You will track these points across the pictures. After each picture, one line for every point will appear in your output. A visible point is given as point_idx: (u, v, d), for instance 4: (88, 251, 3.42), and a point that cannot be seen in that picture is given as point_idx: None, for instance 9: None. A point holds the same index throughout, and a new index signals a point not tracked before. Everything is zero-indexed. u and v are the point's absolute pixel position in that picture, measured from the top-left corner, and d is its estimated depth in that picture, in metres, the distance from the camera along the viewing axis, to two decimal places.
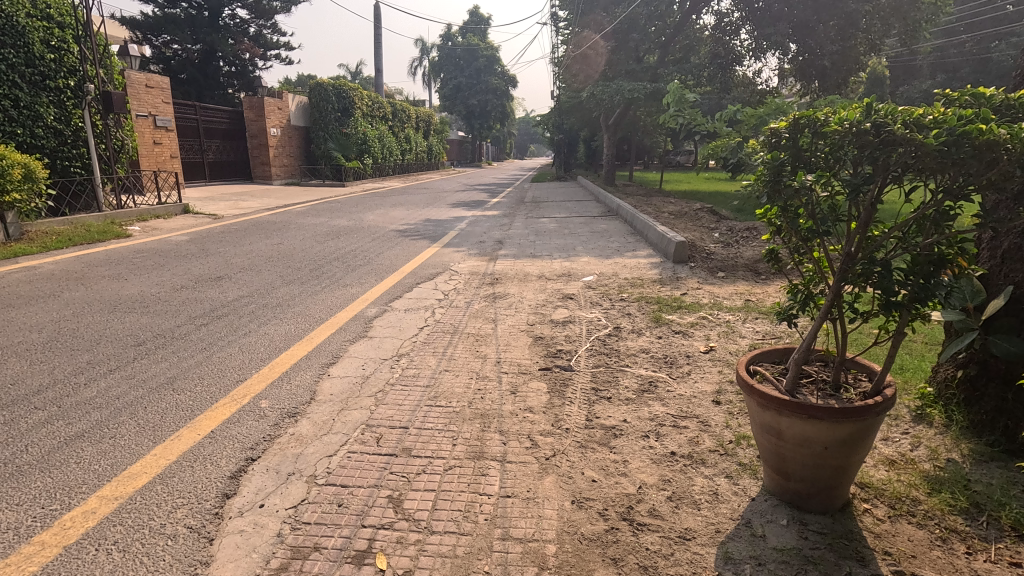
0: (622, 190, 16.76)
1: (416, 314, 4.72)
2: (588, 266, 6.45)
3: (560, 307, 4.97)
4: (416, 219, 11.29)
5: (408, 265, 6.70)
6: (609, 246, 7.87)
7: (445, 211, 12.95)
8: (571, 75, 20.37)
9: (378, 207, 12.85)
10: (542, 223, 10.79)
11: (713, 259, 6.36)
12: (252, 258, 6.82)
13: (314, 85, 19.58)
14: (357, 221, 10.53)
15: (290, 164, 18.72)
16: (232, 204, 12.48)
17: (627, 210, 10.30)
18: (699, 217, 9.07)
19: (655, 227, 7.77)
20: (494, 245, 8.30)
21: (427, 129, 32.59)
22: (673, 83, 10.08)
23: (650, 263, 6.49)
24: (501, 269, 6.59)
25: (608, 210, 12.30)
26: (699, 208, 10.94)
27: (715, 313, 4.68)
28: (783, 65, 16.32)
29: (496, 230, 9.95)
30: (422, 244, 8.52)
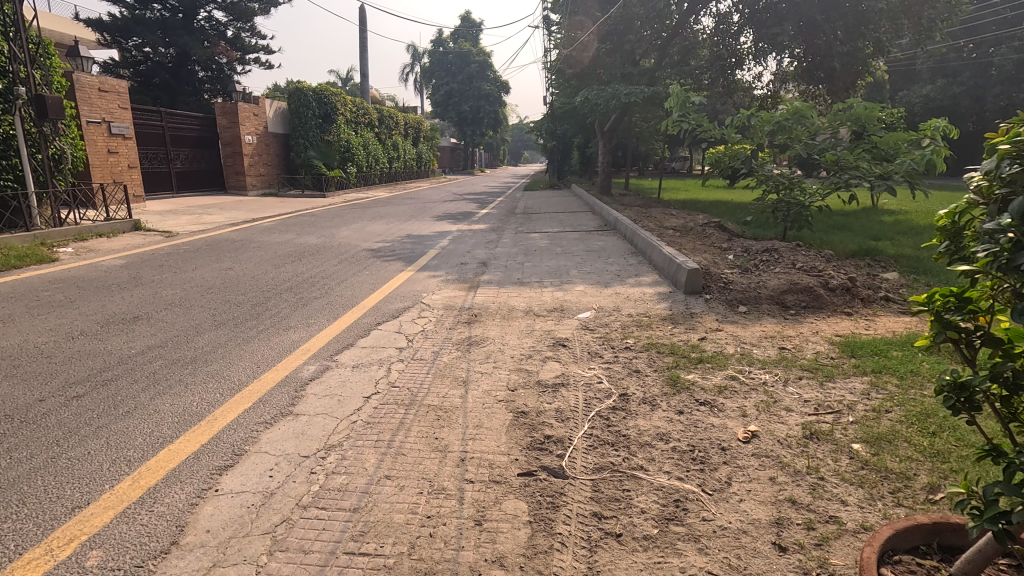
0: (619, 200, 15.86)
1: (365, 372, 3.73)
2: (584, 298, 5.49)
3: (549, 359, 3.99)
4: (393, 234, 10.30)
5: (372, 297, 5.70)
6: (607, 269, 6.91)
7: (427, 224, 11.96)
8: (564, 79, 19.50)
9: (356, 221, 11.87)
10: (532, 239, 9.80)
11: (731, 289, 5.41)
12: (189, 289, 5.78)
13: (294, 90, 18.63)
14: (327, 238, 9.52)
15: (267, 173, 17.72)
16: (195, 219, 11.47)
17: (625, 225, 9.36)
18: (706, 235, 8.13)
19: (660, 248, 6.83)
20: (476, 268, 7.32)
21: (415, 135, 31.59)
22: (675, 86, 9.15)
23: (657, 293, 5.54)
24: (481, 301, 5.62)
25: (604, 223, 11.35)
26: (703, 223, 10.02)
27: (747, 370, 3.69)
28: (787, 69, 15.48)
29: (480, 247, 8.97)
30: (395, 266, 7.54)
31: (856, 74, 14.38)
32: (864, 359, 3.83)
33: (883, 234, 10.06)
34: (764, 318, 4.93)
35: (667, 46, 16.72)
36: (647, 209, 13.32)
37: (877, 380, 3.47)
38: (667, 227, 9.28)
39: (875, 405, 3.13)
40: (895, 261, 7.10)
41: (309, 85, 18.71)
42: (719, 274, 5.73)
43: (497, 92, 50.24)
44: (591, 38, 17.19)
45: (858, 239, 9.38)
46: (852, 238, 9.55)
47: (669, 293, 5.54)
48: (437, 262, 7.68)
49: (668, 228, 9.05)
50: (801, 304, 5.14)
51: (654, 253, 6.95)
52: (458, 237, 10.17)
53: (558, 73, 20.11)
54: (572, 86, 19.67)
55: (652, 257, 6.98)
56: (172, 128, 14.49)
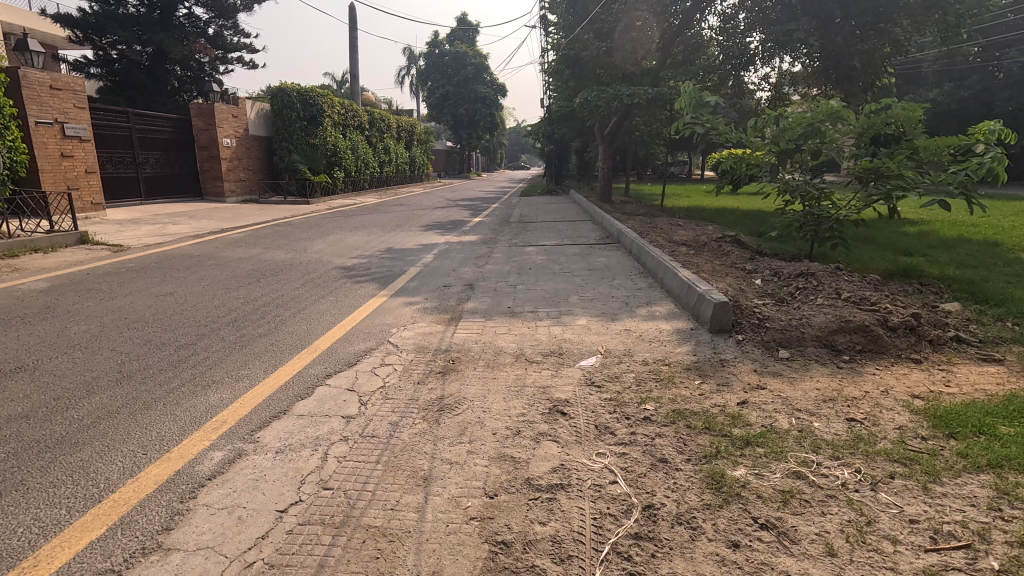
0: (620, 208, 14.90)
1: (290, 462, 2.72)
2: (587, 338, 4.50)
3: (544, 437, 2.99)
4: (373, 248, 9.30)
5: (330, 333, 4.69)
6: (613, 294, 5.93)
7: (413, 236, 10.97)
8: (563, 80, 18.53)
9: (334, 232, 10.86)
10: (527, 253, 8.81)
11: (766, 325, 4.42)
12: (107, 323, 4.76)
13: (277, 91, 17.63)
14: (298, 254, 8.52)
15: (248, 178, 16.73)
16: (157, 230, 10.45)
17: (632, 239, 8.38)
18: (724, 251, 7.15)
19: (675, 270, 5.84)
20: (461, 292, 6.32)
21: (408, 139, 30.61)
22: (687, 83, 8.05)
23: (676, 331, 4.55)
24: (462, 339, 4.62)
25: (606, 235, 10.37)
26: (716, 236, 9.04)
27: (813, 461, 2.69)
28: (800, 69, 14.55)
29: (467, 264, 7.99)
30: (368, 288, 6.53)
31: (872, 76, 13.45)
32: (969, 441, 2.82)
33: (914, 249, 9.06)
34: (812, 369, 3.93)
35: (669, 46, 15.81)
36: (651, 219, 12.33)
37: (1004, 481, 2.46)
38: (677, 241, 8.29)
39: (1021, 535, 2.13)
40: (945, 286, 6.13)
41: (292, 85, 17.70)
42: (749, 304, 4.74)
43: (494, 95, 49.37)
44: (589, 37, 16.25)
45: (889, 255, 8.42)
46: (881, 254, 8.58)
47: (689, 331, 4.56)
48: (417, 284, 6.69)
49: (679, 243, 8.08)
50: (855, 348, 4.17)
51: (668, 276, 5.96)
52: (444, 251, 9.18)
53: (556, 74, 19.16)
54: (571, 88, 18.71)
55: (665, 281, 6.00)
56: (140, 130, 13.48)
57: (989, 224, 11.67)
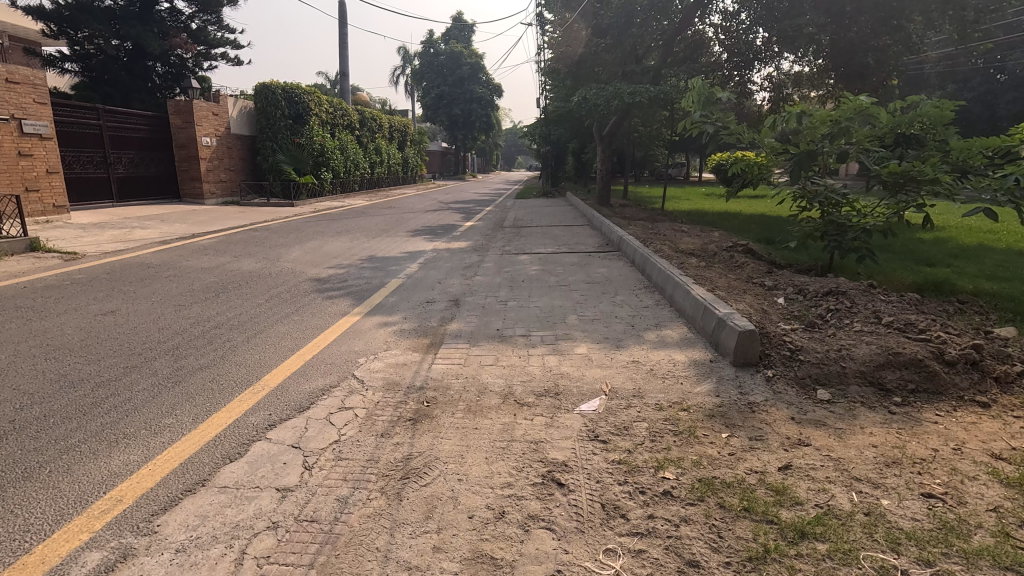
0: (619, 211, 14.26)
1: (196, 565, 2.03)
2: (586, 372, 3.82)
3: (533, 524, 2.29)
4: (354, 256, 8.59)
5: (286, 366, 3.99)
6: (616, 313, 5.25)
7: (399, 242, 10.26)
8: (560, 78, 17.88)
9: (315, 237, 10.16)
10: (520, 263, 8.13)
11: (800, 358, 3.74)
12: (23, 353, 4.05)
13: (261, 88, 16.89)
14: (270, 262, 7.82)
15: (230, 180, 15.99)
16: (123, 235, 9.73)
17: (634, 247, 7.70)
18: (737, 263, 6.47)
19: (686, 287, 5.17)
20: (444, 309, 5.63)
21: (401, 139, 29.87)
22: (698, 77, 7.31)
23: (694, 364, 3.87)
24: (440, 372, 3.92)
25: (606, 243, 9.69)
26: (724, 245, 8.37)
27: (896, 567, 2.00)
28: (806, 68, 13.93)
29: (454, 275, 7.29)
30: (341, 304, 5.84)
31: (883, 76, 12.83)
32: None
33: (937, 259, 8.42)
34: (860, 416, 3.24)
35: (671, 44, 15.16)
36: (653, 224, 11.66)
37: None
38: (683, 250, 7.62)
39: None
40: (986, 304, 5.47)
41: (277, 82, 17.04)
42: (777, 331, 4.06)
43: (490, 95, 48.71)
44: (587, 34, 15.58)
45: (911, 267, 7.78)
46: (902, 265, 7.94)
47: (708, 364, 3.87)
48: (396, 300, 6.00)
49: (685, 252, 7.40)
50: (907, 389, 3.49)
51: (678, 293, 5.29)
52: (431, 260, 8.49)
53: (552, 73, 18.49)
54: (568, 87, 18.05)
55: (674, 298, 5.34)
56: (112, 128, 12.74)
57: (1008, 230, 11.08)
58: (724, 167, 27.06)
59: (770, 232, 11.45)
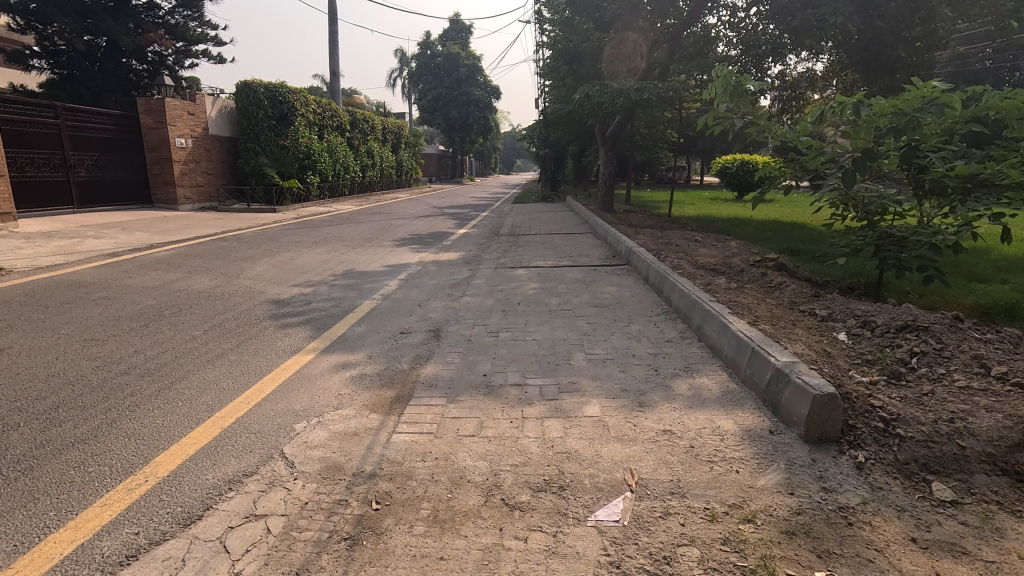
0: (624, 218, 13.25)
1: None
2: (600, 450, 2.79)
3: None
4: (327, 270, 7.55)
5: (192, 437, 2.95)
6: (634, 352, 4.21)
7: (382, 253, 9.22)
8: (560, 76, 16.87)
9: (287, 248, 9.14)
10: (517, 279, 7.10)
11: (898, 432, 2.68)
12: None
13: (242, 86, 15.88)
14: (227, 280, 6.79)
15: (207, 184, 15.00)
16: (72, 245, 8.70)
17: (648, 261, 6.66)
18: (773, 283, 5.44)
19: (721, 320, 4.13)
20: (422, 344, 4.60)
21: (395, 141, 28.85)
22: (722, 65, 6.25)
23: (748, 439, 2.82)
24: (402, 447, 2.87)
25: (613, 254, 8.66)
26: (748, 258, 7.34)
27: None
28: (825, 63, 12.91)
29: (438, 296, 6.26)
30: (297, 336, 4.79)
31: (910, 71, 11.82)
32: None
33: (987, 272, 7.40)
34: (1009, 533, 2.18)
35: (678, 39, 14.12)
36: (662, 233, 10.65)
37: None
38: (704, 265, 6.59)
39: None
40: None
41: (259, 80, 15.98)
42: (857, 388, 3.01)
43: (487, 98, 47.78)
44: (589, 28, 14.55)
45: (966, 283, 6.76)
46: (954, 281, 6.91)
47: (768, 438, 2.82)
48: (365, 330, 4.97)
49: (707, 268, 6.37)
50: None
51: (710, 326, 4.24)
52: (415, 276, 7.45)
53: (552, 71, 17.47)
54: (569, 86, 17.05)
55: (706, 332, 4.29)
56: (71, 127, 11.74)
57: None
58: (730, 171, 26.07)
59: (792, 241, 10.42)
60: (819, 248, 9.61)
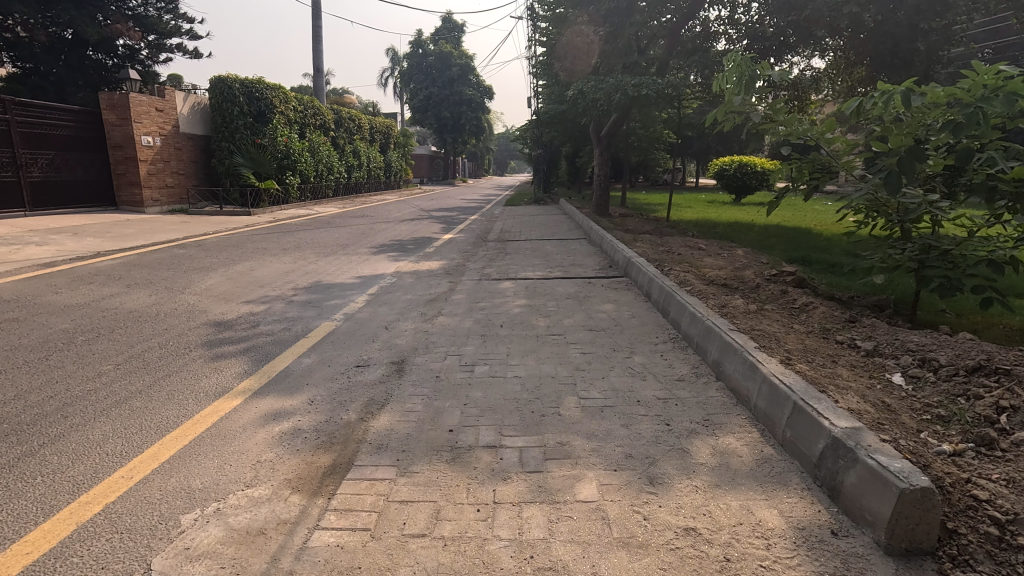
0: (619, 222, 12.49)
1: None
2: (597, 566, 1.97)
3: None
4: (289, 283, 6.72)
5: (31, 539, 2.13)
6: (639, 397, 3.40)
7: (356, 262, 8.40)
8: (552, 72, 16.09)
9: (250, 256, 8.30)
10: (501, 294, 6.30)
11: (1022, 543, 1.85)
12: None
13: (216, 81, 15.01)
14: (171, 295, 5.95)
15: (178, 185, 14.11)
16: (6, 252, 7.82)
17: (650, 275, 5.89)
18: (798, 304, 4.67)
19: (747, 357, 3.32)
20: (380, 382, 3.78)
21: (383, 141, 27.98)
22: (737, 53, 5.48)
23: (808, 549, 2.00)
24: (321, 559, 2.04)
25: (610, 264, 7.88)
26: (760, 271, 6.58)
27: None
28: (832, 60, 12.18)
29: (410, 316, 5.45)
30: (231, 370, 3.96)
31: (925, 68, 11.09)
32: None
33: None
34: None
35: (678, 33, 13.39)
36: (661, 240, 9.87)
37: None
38: (712, 280, 5.83)
39: None
40: None
41: (235, 75, 15.15)
42: (948, 468, 2.20)
43: (479, 98, 47.04)
44: (584, 22, 13.79)
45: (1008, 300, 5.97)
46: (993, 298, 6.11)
47: (835, 547, 2.01)
48: (314, 362, 4.14)
49: (717, 284, 5.60)
50: None
51: (733, 364, 3.44)
52: (388, 289, 6.64)
53: (545, 68, 16.69)
54: (562, 83, 16.29)
55: (727, 371, 3.48)
56: (21, 122, 10.91)
57: None
58: (727, 173, 25.40)
59: (799, 250, 9.70)
60: (830, 257, 8.90)
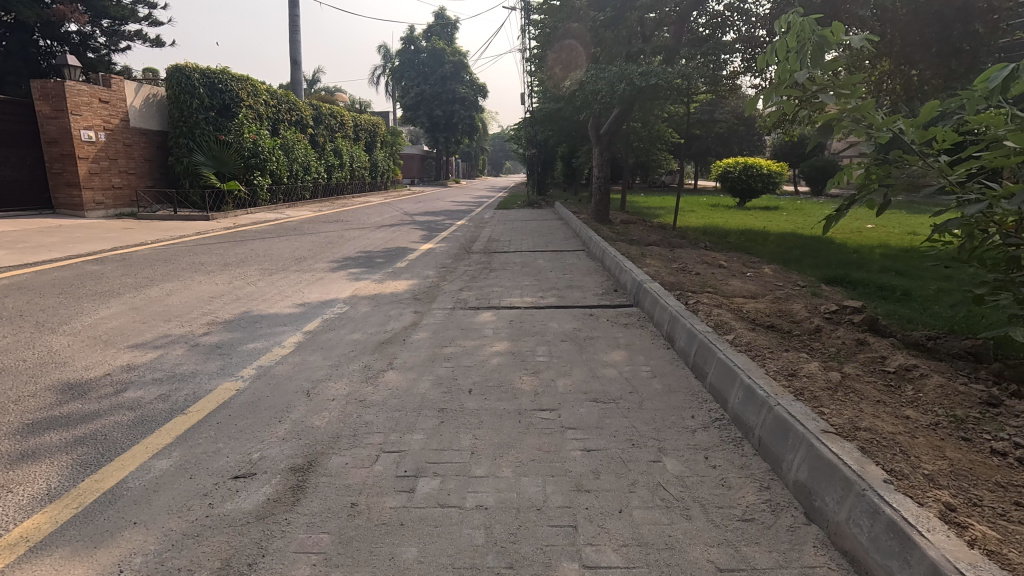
0: (621, 231, 11.08)
1: None
2: None
3: None
4: (206, 314, 5.24)
5: None
6: (686, 570, 1.97)
7: (306, 282, 6.93)
8: (547, 64, 14.65)
9: (177, 274, 6.84)
10: (476, 333, 4.85)
11: None
12: None
13: (172, 70, 13.50)
14: (34, 335, 4.47)
15: (127, 185, 12.61)
16: None
17: (673, 310, 4.50)
18: (894, 368, 3.27)
19: (876, 506, 1.90)
20: (256, 516, 2.32)
21: (367, 139, 26.44)
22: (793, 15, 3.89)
23: None
24: None
25: (616, 288, 6.47)
26: (809, 303, 5.17)
27: None
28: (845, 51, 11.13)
29: (348, 372, 3.97)
30: (26, 489, 2.48)
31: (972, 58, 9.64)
32: None
33: None
34: None
35: (688, 19, 11.93)
36: (672, 254, 8.43)
37: None
38: (754, 319, 4.44)
39: None
40: None
41: (195, 65, 13.68)
42: None
43: (472, 96, 45.52)
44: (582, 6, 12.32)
45: None
46: None
47: None
48: (171, 467, 2.68)
49: (764, 326, 4.19)
50: None
51: (846, 508, 2.02)
52: (334, 323, 5.18)
53: (539, 59, 15.23)
54: (557, 76, 14.84)
55: (833, 516, 2.07)
56: None
57: None
58: (732, 176, 24.08)
59: (834, 267, 8.32)
60: (874, 278, 7.51)
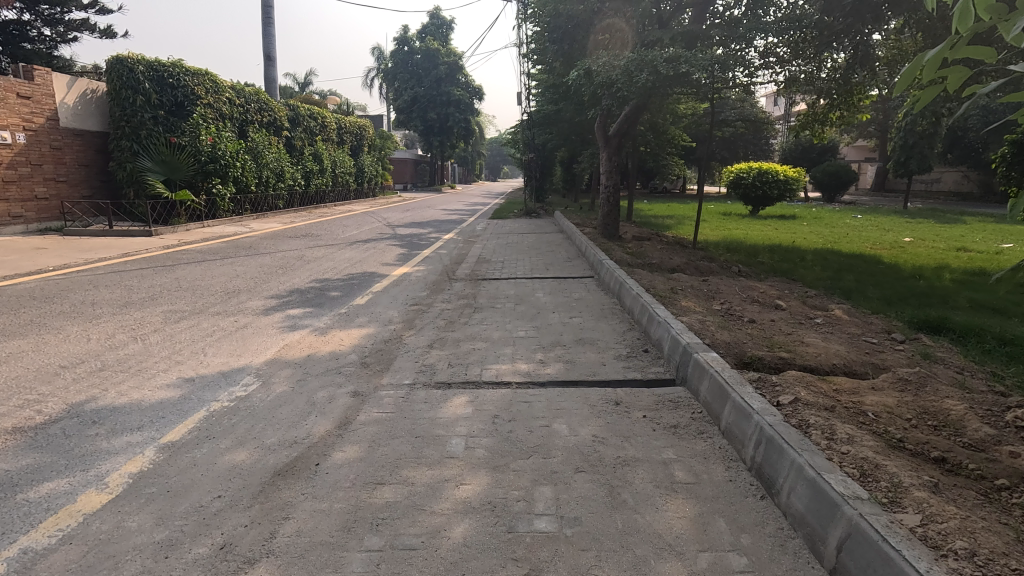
0: (636, 251, 9.26)
1: None
2: None
3: None
4: (22, 409, 3.39)
5: None
6: None
7: (220, 334, 5.07)
8: (546, 55, 12.85)
9: (40, 324, 4.99)
10: (436, 449, 3.00)
11: None
12: None
13: (112, 62, 11.68)
14: None
15: (53, 195, 10.85)
16: None
17: (764, 423, 2.68)
18: None
19: None
20: None
21: (352, 143, 24.59)
22: None
23: None
24: None
25: (644, 346, 4.65)
26: (957, 392, 3.34)
27: None
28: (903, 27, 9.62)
29: (179, 570, 2.11)
30: None
31: None
32: None
33: None
34: None
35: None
36: (708, 287, 6.57)
37: None
38: (901, 440, 2.63)
39: None
40: None
41: (139, 56, 11.91)
42: None
43: (468, 98, 43.78)
44: None
45: None
46: None
47: None
48: None
49: (937, 468, 2.36)
50: None
51: None
52: (218, 424, 3.32)
53: (537, 52, 13.42)
54: (557, 71, 13.04)
55: None
56: None
57: None
58: (744, 182, 22.31)
59: (917, 305, 6.48)
60: (982, 324, 5.67)
